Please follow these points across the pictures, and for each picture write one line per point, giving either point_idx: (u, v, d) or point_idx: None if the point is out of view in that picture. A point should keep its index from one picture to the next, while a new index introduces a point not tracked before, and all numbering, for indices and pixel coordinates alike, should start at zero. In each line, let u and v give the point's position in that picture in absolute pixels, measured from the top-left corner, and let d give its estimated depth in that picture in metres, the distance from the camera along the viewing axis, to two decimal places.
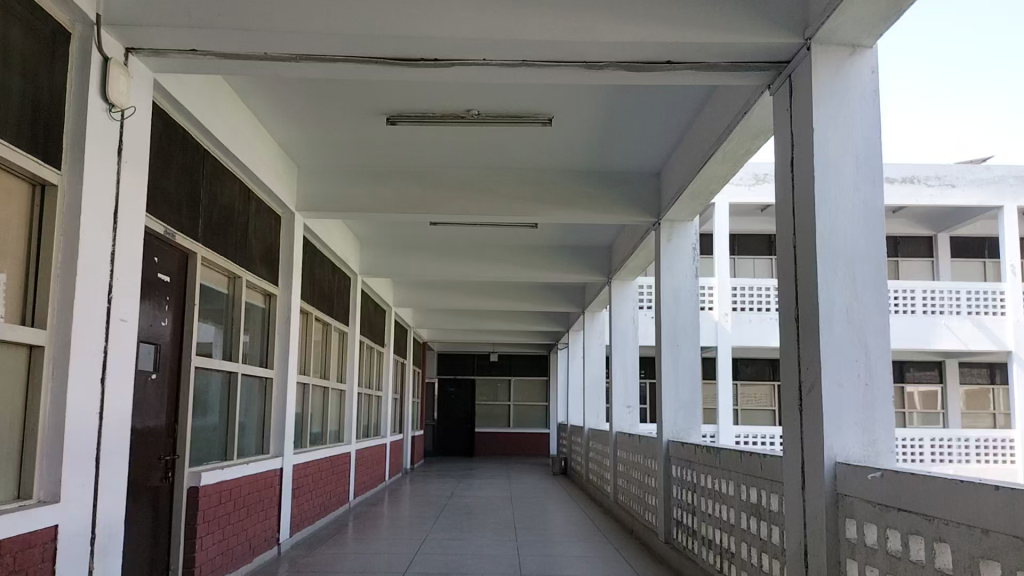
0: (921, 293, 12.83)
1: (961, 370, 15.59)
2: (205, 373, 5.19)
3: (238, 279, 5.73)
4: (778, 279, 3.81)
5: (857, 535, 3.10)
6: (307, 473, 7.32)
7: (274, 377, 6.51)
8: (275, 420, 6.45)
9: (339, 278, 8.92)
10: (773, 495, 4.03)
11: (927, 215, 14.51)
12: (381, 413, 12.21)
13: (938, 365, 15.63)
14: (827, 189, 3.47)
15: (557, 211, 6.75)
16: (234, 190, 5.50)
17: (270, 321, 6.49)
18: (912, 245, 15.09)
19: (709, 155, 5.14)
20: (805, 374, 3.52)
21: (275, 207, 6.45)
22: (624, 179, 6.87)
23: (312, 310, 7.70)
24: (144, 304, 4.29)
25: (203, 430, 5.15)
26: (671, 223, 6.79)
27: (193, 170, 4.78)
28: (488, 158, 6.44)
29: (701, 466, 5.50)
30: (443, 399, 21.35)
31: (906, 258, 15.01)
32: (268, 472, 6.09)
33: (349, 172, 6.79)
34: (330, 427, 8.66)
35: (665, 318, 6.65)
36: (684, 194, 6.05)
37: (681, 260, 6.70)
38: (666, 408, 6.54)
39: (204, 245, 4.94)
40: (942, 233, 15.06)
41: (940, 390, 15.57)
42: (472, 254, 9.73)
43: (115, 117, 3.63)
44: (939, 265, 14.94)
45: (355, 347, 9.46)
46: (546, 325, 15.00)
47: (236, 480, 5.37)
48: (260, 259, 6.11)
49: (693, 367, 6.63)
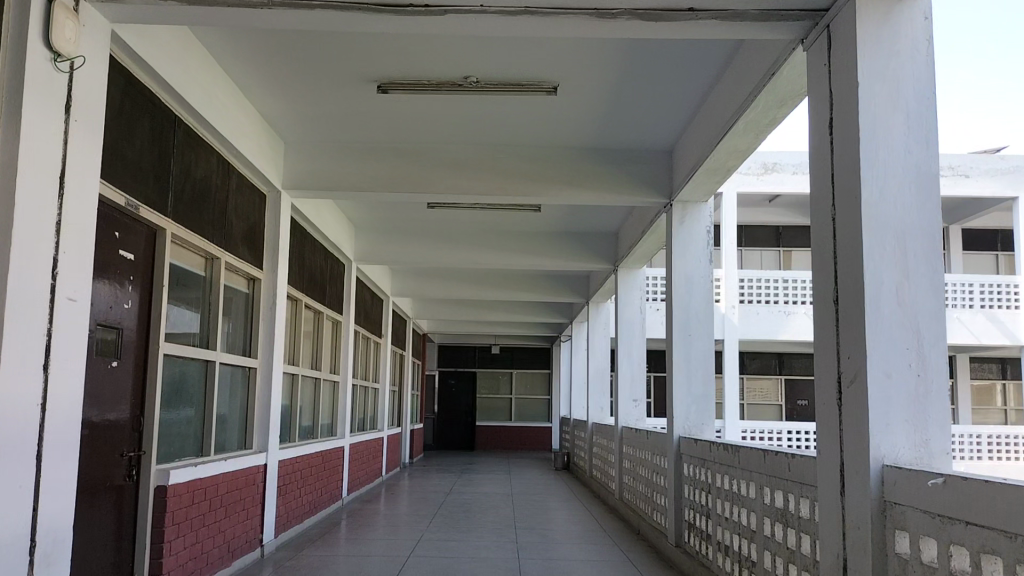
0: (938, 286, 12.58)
1: (972, 365, 15.15)
2: (179, 363, 4.77)
3: (216, 260, 5.28)
4: (814, 257, 3.38)
5: (910, 550, 2.67)
6: (295, 468, 6.90)
7: (257, 367, 6.07)
8: (258, 413, 6.02)
9: (332, 263, 8.48)
10: (804, 500, 3.60)
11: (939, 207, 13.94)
12: (378, 406, 11.80)
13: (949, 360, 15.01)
14: (873, 152, 3.03)
15: (561, 191, 6.32)
16: (212, 165, 5.07)
17: (254, 307, 6.06)
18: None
19: (730, 125, 4.71)
20: (847, 364, 3.08)
21: (260, 184, 6.02)
22: (633, 157, 6.42)
23: (302, 297, 7.27)
24: (101, 283, 3.85)
25: (175, 424, 4.72)
26: (684, 205, 6.34)
27: (162, 140, 4.35)
28: (488, 132, 5.99)
29: (716, 465, 5.07)
30: (444, 392, 20.93)
31: None
32: (249, 469, 5.67)
33: (339, 149, 6.35)
34: (321, 420, 8.23)
35: (677, 306, 6.20)
36: (698, 172, 5.61)
37: (694, 245, 6.26)
38: (678, 403, 6.10)
39: (174, 221, 4.50)
40: (955, 226, 14.45)
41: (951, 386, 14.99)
42: (471, 241, 9.29)
43: (63, 68, 3.20)
44: (950, 258, 14.44)
45: (349, 337, 9.03)
46: (549, 317, 14.58)
47: (213, 477, 4.97)
48: (242, 239, 5.67)
49: (707, 358, 6.17)
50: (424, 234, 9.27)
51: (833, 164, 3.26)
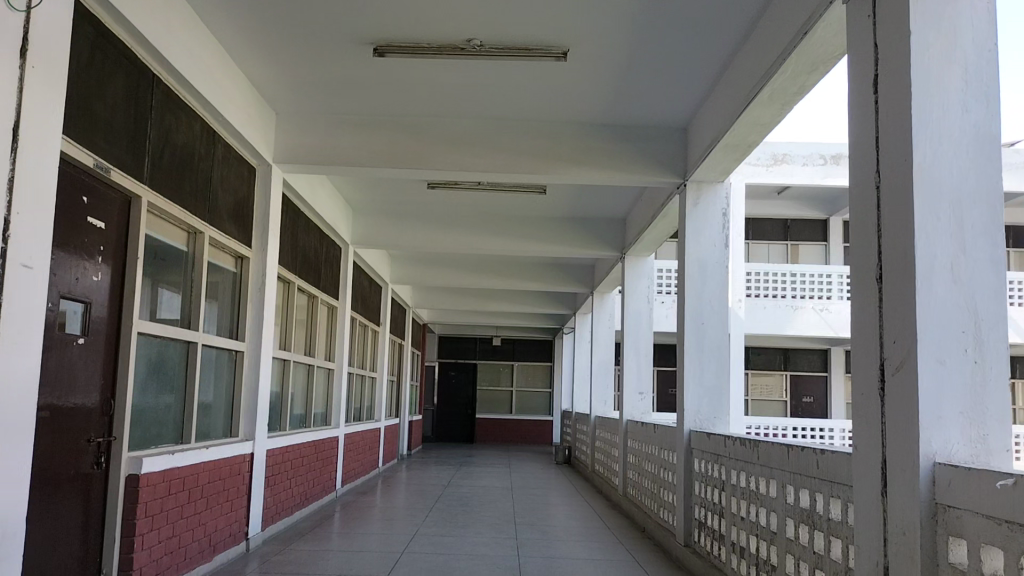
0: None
1: None
2: (157, 342, 4.43)
3: (200, 234, 4.93)
4: (855, 231, 3.04)
5: (969, 562, 2.33)
6: (286, 458, 6.56)
7: (245, 352, 5.73)
8: (245, 400, 5.68)
9: (328, 245, 8.15)
10: (835, 500, 3.27)
11: None
12: (376, 395, 11.48)
13: None
14: (926, 109, 2.68)
15: (569, 169, 5.97)
16: (195, 131, 4.72)
17: (241, 288, 5.73)
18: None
19: (753, 93, 4.36)
20: (893, 349, 2.74)
21: (248, 157, 5.67)
22: (647, 134, 6.05)
23: (295, 280, 6.93)
24: (65, 254, 3.52)
25: (152, 408, 4.40)
26: (698, 185, 5.95)
27: (138, 99, 4.01)
28: (492, 104, 5.64)
29: (731, 461, 4.73)
30: (444, 384, 20.60)
31: None
32: (234, 458, 5.34)
33: (334, 121, 6.02)
34: (315, 408, 7.90)
35: (691, 292, 5.85)
36: (716, 149, 5.25)
37: (709, 226, 5.90)
38: (689, 395, 5.76)
39: (151, 189, 4.16)
40: None
41: None
42: (471, 224, 8.94)
43: (20, 6, 2.86)
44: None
45: (346, 323, 8.69)
46: (552, 307, 14.25)
47: (193, 466, 4.65)
48: (228, 214, 5.33)
49: (721, 348, 5.82)
50: (422, 218, 8.91)
51: (878, 126, 2.92)
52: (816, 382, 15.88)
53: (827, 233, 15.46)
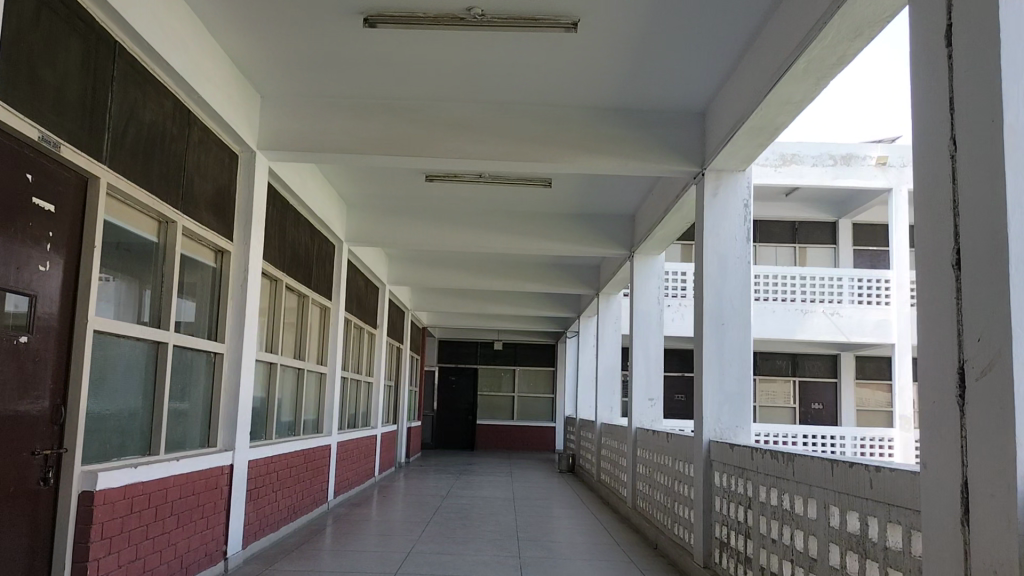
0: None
1: None
2: (118, 343, 3.97)
3: (172, 224, 4.47)
4: (925, 211, 2.59)
5: None
6: (271, 469, 6.10)
7: (226, 355, 5.27)
8: (224, 407, 5.22)
9: (320, 242, 7.70)
10: (895, 527, 2.82)
11: None
12: (372, 401, 11.03)
13: None
14: (1020, 60, 2.22)
15: (577, 157, 5.52)
16: (165, 110, 4.26)
17: (221, 285, 5.27)
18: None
19: (786, 65, 3.91)
20: (978, 349, 2.28)
21: (229, 142, 5.21)
22: (663, 119, 5.59)
23: (283, 277, 6.48)
24: (6, 239, 3.07)
25: (114, 417, 3.94)
26: (717, 172, 5.49)
27: (95, 69, 3.54)
28: (494, 84, 5.19)
29: (758, 475, 4.27)
30: (444, 389, 20.16)
31: None
32: (210, 471, 4.88)
33: (323, 104, 5.56)
34: (305, 415, 7.43)
35: (709, 290, 5.39)
36: (740, 132, 4.80)
37: (729, 219, 5.45)
38: (708, 402, 5.28)
39: (111, 169, 3.70)
40: None
41: None
42: (471, 222, 8.48)
43: None
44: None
45: (339, 324, 8.23)
46: (555, 310, 13.79)
47: (161, 481, 4.20)
48: (206, 204, 4.87)
49: (742, 351, 5.35)
50: (420, 214, 8.44)
51: (953, 86, 2.47)
52: (825, 388, 15.38)
53: (836, 236, 15.00)
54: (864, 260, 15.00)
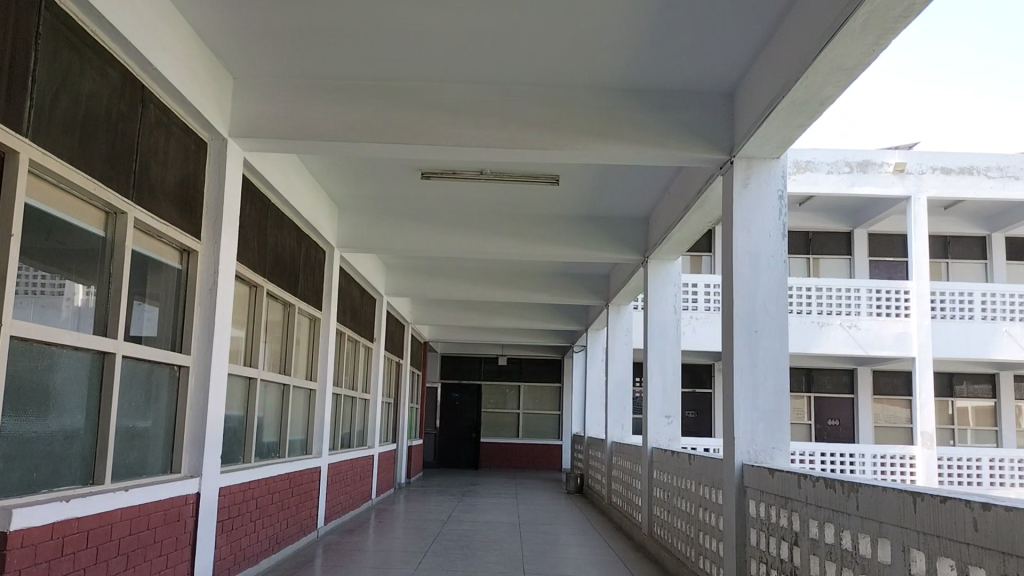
0: (980, 297, 12.33)
1: (1018, 386, 14.16)
2: (50, 351, 3.34)
3: (121, 215, 3.86)
4: None
5: None
6: (248, 496, 5.46)
7: (191, 368, 4.64)
8: (188, 429, 4.58)
9: (308, 247, 7.09)
10: None
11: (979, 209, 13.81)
12: (368, 419, 10.39)
13: (991, 378, 14.26)
14: None
15: (588, 144, 4.91)
16: (110, 82, 3.66)
17: (186, 289, 4.65)
18: (964, 246, 14.28)
19: (842, 18, 3.30)
20: None
21: (195, 127, 4.60)
22: (686, 101, 4.96)
23: (264, 284, 5.87)
24: None
25: (44, 440, 3.31)
26: (748, 159, 4.88)
27: (15, 20, 2.93)
28: (494, 59, 4.59)
29: (809, 507, 3.61)
30: (445, 406, 19.42)
31: (957, 261, 14.21)
32: (170, 502, 4.25)
33: (303, 88, 4.96)
34: (290, 435, 6.79)
35: (739, 293, 4.76)
36: (778, 110, 4.18)
37: (762, 212, 4.83)
38: (741, 421, 4.63)
39: (34, 143, 3.09)
40: (997, 235, 14.24)
41: (994, 406, 14.16)
42: (470, 227, 7.85)
43: None
44: (993, 268, 14.11)
45: (330, 337, 7.60)
46: (560, 322, 13.14)
47: (104, 515, 3.58)
48: (167, 196, 4.26)
49: (779, 363, 4.69)
50: (416, 217, 7.85)
51: None
52: (842, 405, 14.67)
53: (851, 247, 14.33)
54: (881, 271, 14.35)
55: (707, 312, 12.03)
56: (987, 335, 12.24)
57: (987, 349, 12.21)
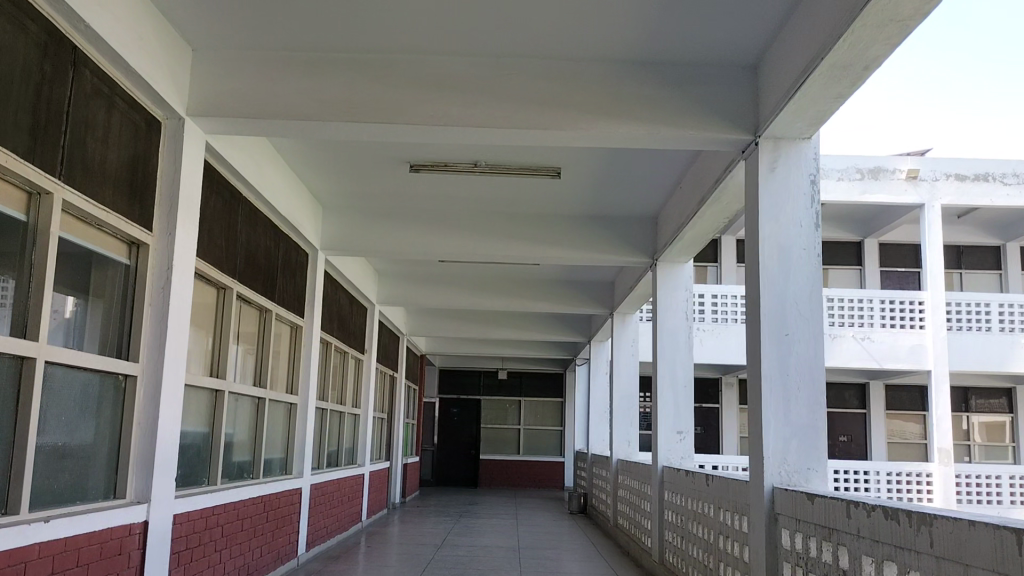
0: (997, 307, 11.71)
1: None
2: None
3: (48, 196, 3.28)
4: None
5: None
6: (211, 522, 4.85)
7: (139, 376, 4.05)
8: (136, 447, 3.99)
9: (288, 248, 6.53)
10: None
11: (991, 217, 13.25)
12: (359, 436, 9.77)
13: (1008, 393, 13.62)
14: None
15: (593, 124, 4.34)
16: (31, 37, 3.10)
17: (134, 289, 4.07)
18: (978, 255, 13.67)
19: None
20: None
21: (147, 104, 4.04)
22: (705, 75, 4.40)
23: (234, 286, 5.29)
24: None
25: None
26: (775, 139, 4.30)
27: None
28: (484, 26, 4.03)
29: (863, 542, 3.00)
30: (444, 422, 18.80)
31: (971, 271, 13.61)
32: (109, 532, 3.65)
33: (273, 60, 4.40)
34: (266, 455, 6.19)
35: (766, 289, 4.18)
36: (813, 77, 3.61)
37: (791, 200, 4.27)
38: (770, 437, 4.03)
39: None
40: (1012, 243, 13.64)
41: (1009, 421, 13.52)
42: (463, 226, 7.27)
43: None
44: (1009, 278, 13.51)
45: (312, 346, 7.00)
46: (560, 334, 12.54)
47: (14, 552, 2.97)
48: (109, 177, 3.69)
49: (815, 372, 4.10)
50: (407, 217, 7.28)
51: None
52: (854, 420, 14.01)
53: (862, 256, 13.72)
54: (892, 282, 13.71)
55: (714, 324, 11.44)
56: (1006, 347, 11.61)
57: (1004, 361, 11.57)
